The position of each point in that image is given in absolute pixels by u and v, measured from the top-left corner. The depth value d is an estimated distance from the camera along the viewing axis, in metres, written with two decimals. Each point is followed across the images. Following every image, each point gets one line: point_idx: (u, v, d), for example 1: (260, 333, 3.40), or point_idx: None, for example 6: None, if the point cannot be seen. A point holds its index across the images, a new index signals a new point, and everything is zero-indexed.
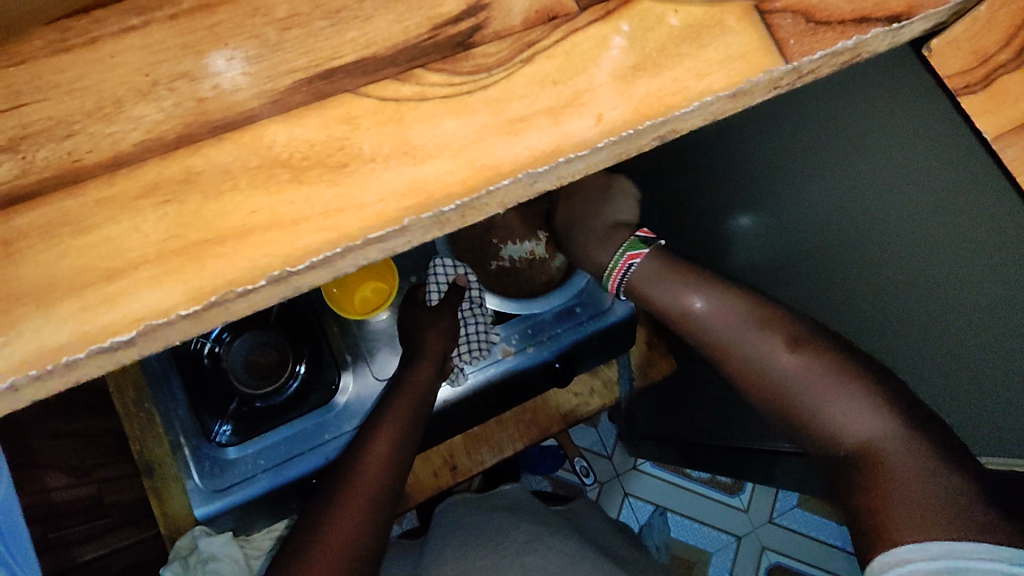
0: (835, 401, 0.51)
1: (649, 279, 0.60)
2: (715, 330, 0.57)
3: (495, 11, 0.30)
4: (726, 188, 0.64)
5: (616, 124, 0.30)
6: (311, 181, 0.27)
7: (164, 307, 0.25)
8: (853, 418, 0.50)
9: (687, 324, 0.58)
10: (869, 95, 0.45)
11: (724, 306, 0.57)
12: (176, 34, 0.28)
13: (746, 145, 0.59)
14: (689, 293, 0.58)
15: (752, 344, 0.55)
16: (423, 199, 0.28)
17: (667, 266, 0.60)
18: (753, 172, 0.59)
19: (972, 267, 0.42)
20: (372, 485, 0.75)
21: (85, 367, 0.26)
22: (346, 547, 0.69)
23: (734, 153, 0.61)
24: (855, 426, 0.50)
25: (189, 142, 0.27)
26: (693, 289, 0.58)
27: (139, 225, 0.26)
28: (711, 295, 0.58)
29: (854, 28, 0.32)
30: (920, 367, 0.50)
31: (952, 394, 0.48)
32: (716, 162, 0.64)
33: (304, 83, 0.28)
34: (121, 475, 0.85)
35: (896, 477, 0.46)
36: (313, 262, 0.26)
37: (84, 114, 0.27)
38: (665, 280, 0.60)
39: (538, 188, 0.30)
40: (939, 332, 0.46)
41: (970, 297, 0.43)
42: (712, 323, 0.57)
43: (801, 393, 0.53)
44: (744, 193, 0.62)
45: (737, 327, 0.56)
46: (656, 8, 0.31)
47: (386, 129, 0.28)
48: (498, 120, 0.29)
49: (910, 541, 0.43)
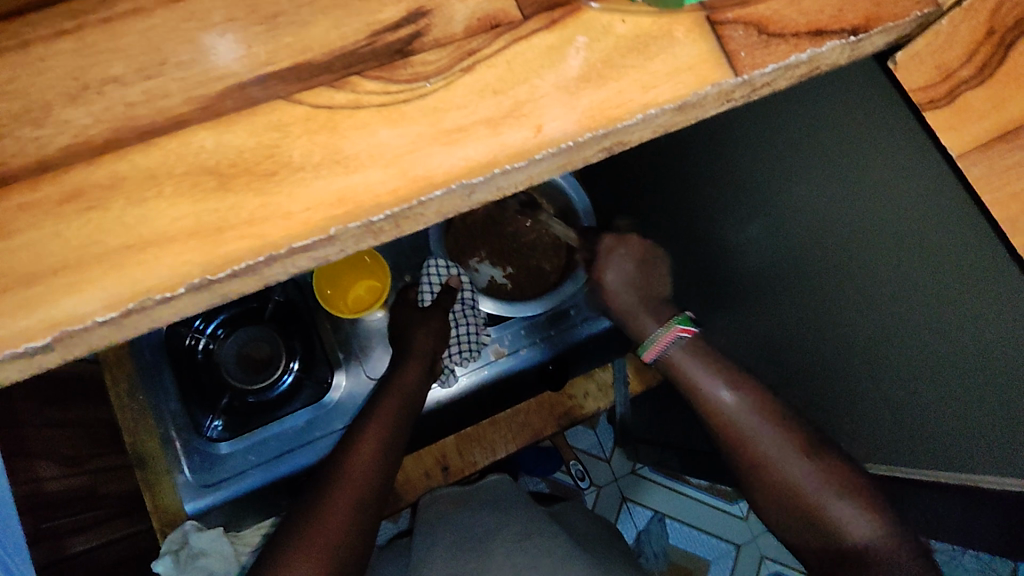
0: (839, 503, 0.54)
1: (684, 362, 0.63)
2: (734, 421, 0.60)
3: (437, 18, 0.30)
4: (724, 199, 0.64)
5: (556, 136, 0.29)
6: (238, 189, 0.27)
7: (79, 314, 0.25)
8: (855, 518, 0.53)
9: (715, 411, 0.61)
10: (839, 105, 0.44)
11: (747, 403, 0.60)
12: (108, 37, 0.28)
13: (743, 153, 0.58)
14: (720, 385, 0.61)
15: (770, 443, 0.58)
16: (352, 208, 0.27)
17: (704, 355, 0.64)
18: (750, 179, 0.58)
19: (947, 297, 0.40)
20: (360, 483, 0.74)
21: (5, 371, 0.25)
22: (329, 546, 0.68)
23: (733, 160, 0.61)
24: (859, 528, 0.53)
25: (116, 148, 0.27)
26: (719, 378, 0.61)
27: (60, 231, 0.26)
28: (737, 388, 0.61)
29: (808, 40, 0.31)
30: (897, 400, 0.48)
31: (931, 418, 0.45)
32: (717, 169, 0.64)
33: (235, 89, 0.28)
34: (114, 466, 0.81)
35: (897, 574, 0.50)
36: (235, 270, 0.26)
37: (11, 118, 0.27)
38: (696, 365, 0.63)
39: (477, 199, 0.30)
40: (919, 361, 0.44)
41: (946, 329, 0.41)
42: (735, 416, 0.60)
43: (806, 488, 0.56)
44: (745, 205, 0.60)
45: (754, 423, 0.59)
46: (603, 17, 0.30)
47: (317, 137, 0.28)
48: (434, 129, 0.29)
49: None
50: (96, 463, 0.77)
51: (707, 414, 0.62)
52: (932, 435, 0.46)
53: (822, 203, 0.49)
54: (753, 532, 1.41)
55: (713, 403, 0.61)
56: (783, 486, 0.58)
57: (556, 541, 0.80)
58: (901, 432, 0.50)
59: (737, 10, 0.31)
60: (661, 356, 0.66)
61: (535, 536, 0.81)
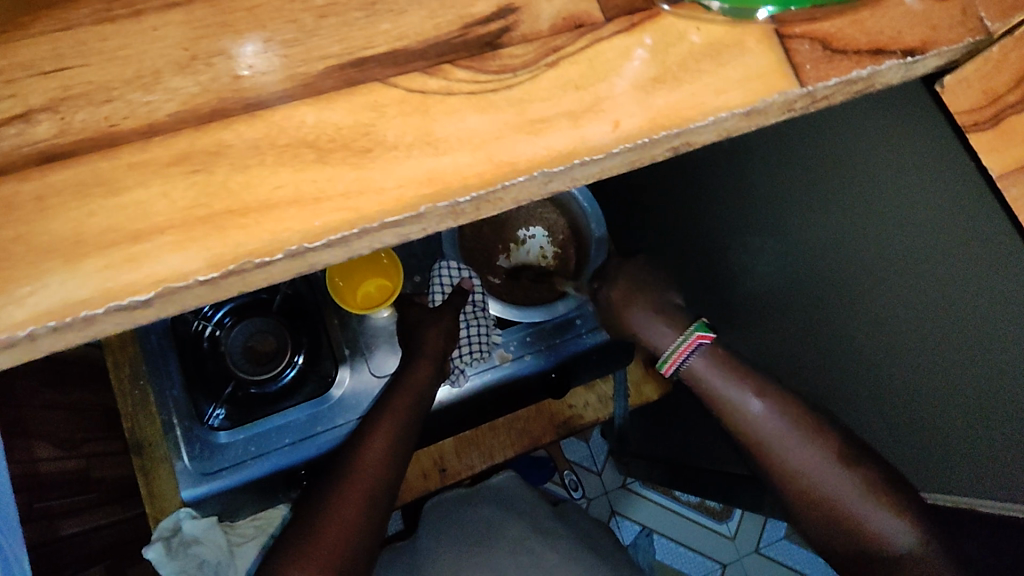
0: (876, 513, 0.53)
1: (708, 373, 0.58)
2: (767, 434, 0.56)
3: (525, 15, 0.31)
4: (737, 213, 0.68)
5: (633, 132, 0.31)
6: (336, 162, 0.28)
7: (182, 272, 0.26)
8: (888, 525, 0.52)
9: (743, 425, 0.57)
10: (873, 130, 0.46)
11: (778, 412, 0.56)
12: (216, 12, 0.29)
13: (762, 168, 0.62)
14: (748, 394, 0.57)
15: (803, 455, 0.55)
16: (441, 188, 0.29)
17: (727, 363, 0.58)
18: (768, 196, 0.61)
19: (981, 320, 0.42)
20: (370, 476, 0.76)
21: (102, 323, 0.26)
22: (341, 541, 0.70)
23: (751, 175, 0.64)
24: (892, 532, 0.52)
25: (221, 117, 0.28)
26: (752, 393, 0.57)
27: (167, 191, 0.27)
28: (767, 397, 0.57)
29: (869, 58, 0.33)
30: (923, 413, 0.50)
31: (948, 426, 0.48)
32: (735, 181, 0.67)
33: (336, 69, 0.29)
34: (107, 451, 0.85)
35: None
36: (331, 240, 0.27)
37: (123, 82, 0.28)
38: (723, 377, 0.58)
39: (551, 188, 0.31)
40: (949, 380, 0.46)
41: (979, 350, 0.42)
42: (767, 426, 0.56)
43: (841, 499, 0.54)
44: (762, 221, 0.64)
45: (787, 435, 0.56)
46: (678, 24, 0.32)
47: (411, 119, 0.29)
48: (520, 119, 0.30)
49: None
50: (88, 447, 0.80)
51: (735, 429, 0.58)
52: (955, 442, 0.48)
53: (855, 226, 0.50)
54: (739, 553, 1.42)
55: (744, 417, 0.57)
56: (822, 504, 0.55)
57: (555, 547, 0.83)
58: (915, 433, 0.52)
59: (806, 26, 0.33)
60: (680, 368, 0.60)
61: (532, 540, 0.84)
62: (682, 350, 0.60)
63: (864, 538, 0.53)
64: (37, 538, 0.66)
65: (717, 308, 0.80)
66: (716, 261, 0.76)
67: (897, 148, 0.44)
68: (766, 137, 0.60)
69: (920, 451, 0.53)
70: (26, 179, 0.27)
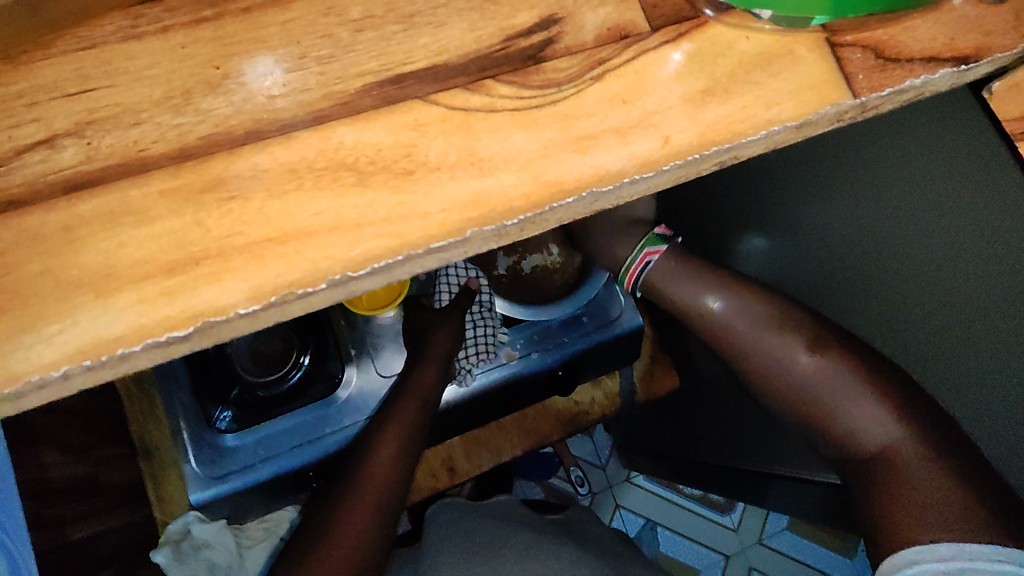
0: (851, 400, 0.53)
1: (665, 280, 0.63)
2: (728, 328, 0.59)
3: (568, 26, 0.30)
4: (741, 212, 0.67)
5: (683, 147, 0.29)
6: (376, 186, 0.27)
7: (221, 305, 0.25)
8: (868, 424, 0.52)
9: (705, 323, 0.60)
10: (914, 128, 0.45)
11: (738, 307, 0.59)
12: (247, 27, 0.28)
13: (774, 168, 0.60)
14: (707, 293, 0.60)
15: (769, 347, 0.57)
16: (487, 211, 0.27)
17: (690, 267, 0.62)
18: (776, 196, 0.60)
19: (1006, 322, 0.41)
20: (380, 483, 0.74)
21: (137, 359, 0.25)
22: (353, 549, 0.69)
23: (760, 174, 0.62)
24: (871, 431, 0.52)
25: (256, 139, 0.27)
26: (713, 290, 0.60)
27: (202, 219, 0.26)
28: (727, 295, 0.60)
29: (922, 67, 0.32)
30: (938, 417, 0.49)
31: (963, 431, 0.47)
32: (742, 178, 0.65)
33: (374, 86, 0.28)
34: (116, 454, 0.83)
35: (909, 483, 0.47)
36: (374, 268, 0.26)
37: (151, 103, 0.26)
38: (683, 280, 0.62)
39: (597, 207, 0.30)
40: (975, 382, 0.44)
41: (999, 354, 0.42)
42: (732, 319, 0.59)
43: (813, 391, 0.55)
44: (769, 220, 0.62)
45: (752, 327, 0.58)
46: (728, 34, 0.31)
47: (454, 138, 0.28)
48: (566, 135, 0.29)
49: (932, 543, 0.44)
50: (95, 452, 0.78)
51: (702, 329, 0.61)
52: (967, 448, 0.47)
53: (867, 227, 0.49)
54: (742, 544, 1.42)
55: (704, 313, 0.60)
56: (793, 390, 0.56)
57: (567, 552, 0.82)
58: None
59: (857, 33, 0.32)
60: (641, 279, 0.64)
61: (542, 546, 0.83)
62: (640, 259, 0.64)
63: (841, 436, 0.53)
64: (47, 546, 0.63)
65: None
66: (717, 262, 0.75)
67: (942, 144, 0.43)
68: None
69: None
70: (52, 210, 0.25)
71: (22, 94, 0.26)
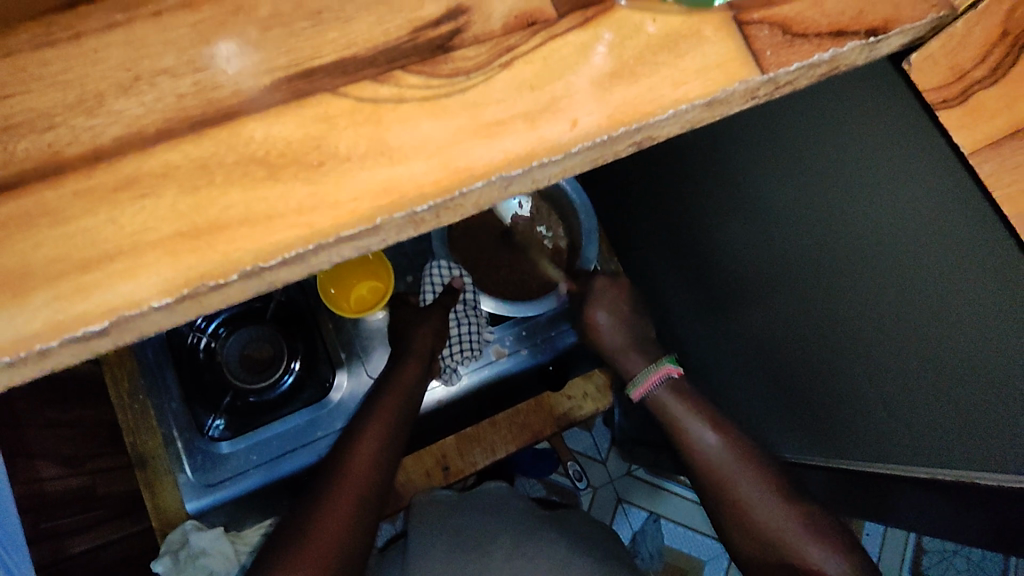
0: (812, 545, 0.58)
1: (668, 401, 0.71)
2: (714, 461, 0.66)
3: (476, 16, 0.31)
4: (714, 200, 0.69)
5: (590, 130, 0.30)
6: (288, 178, 0.28)
7: (135, 299, 0.26)
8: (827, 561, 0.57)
9: (696, 450, 0.67)
10: (842, 115, 0.46)
11: (726, 444, 0.66)
12: (158, 30, 0.28)
13: (738, 151, 0.62)
14: (701, 425, 0.68)
15: (745, 482, 0.64)
16: (397, 198, 0.28)
17: (687, 399, 0.71)
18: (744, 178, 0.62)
19: (962, 321, 0.41)
20: (362, 480, 0.72)
21: (58, 355, 0.26)
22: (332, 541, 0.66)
23: (727, 159, 0.65)
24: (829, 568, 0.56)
25: (168, 137, 0.27)
26: (703, 422, 0.68)
27: (116, 217, 0.27)
28: (717, 432, 0.67)
29: (831, 41, 0.32)
30: (888, 389, 0.50)
31: (908, 402, 0.48)
32: (711, 164, 0.68)
33: (283, 82, 0.29)
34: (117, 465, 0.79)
35: None
36: (285, 258, 0.27)
37: (65, 107, 0.27)
38: (682, 406, 0.70)
39: (512, 191, 0.31)
40: (918, 353, 0.46)
41: (958, 349, 0.42)
42: (712, 456, 0.66)
43: (779, 532, 0.60)
44: (739, 206, 0.65)
45: (731, 463, 0.65)
46: (634, 16, 0.31)
47: (363, 129, 0.29)
48: (475, 122, 0.30)
49: None
50: (93, 463, 0.74)
51: (691, 455, 0.68)
52: (934, 424, 0.47)
53: (845, 217, 0.49)
54: None
55: (698, 443, 0.67)
56: (766, 533, 0.61)
57: (551, 549, 0.82)
58: (873, 409, 0.53)
59: (763, 11, 0.33)
60: (648, 395, 0.73)
61: (525, 544, 0.82)
62: (651, 378, 0.73)
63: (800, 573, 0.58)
64: (52, 558, 0.61)
65: (696, 302, 0.81)
66: (692, 252, 0.78)
67: (865, 129, 0.44)
68: (744, 124, 0.60)
69: (874, 433, 0.54)
70: None
71: None
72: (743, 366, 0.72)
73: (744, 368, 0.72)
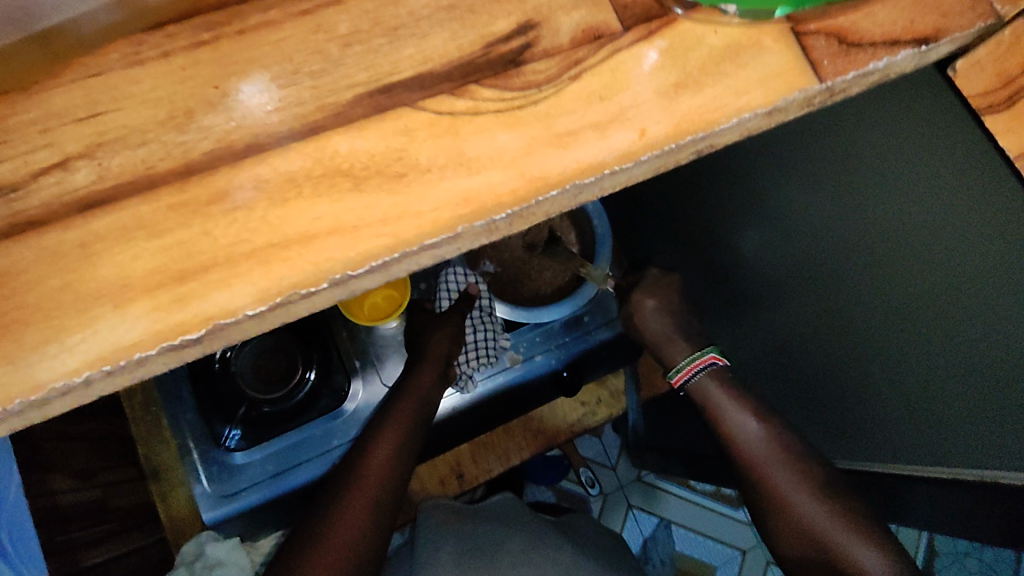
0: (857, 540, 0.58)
1: (711, 389, 0.70)
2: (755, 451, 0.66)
3: (545, 30, 0.31)
4: (743, 203, 0.70)
5: (659, 138, 0.31)
6: (372, 189, 0.29)
7: (231, 307, 0.27)
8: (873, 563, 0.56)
9: (738, 440, 0.67)
10: (880, 120, 0.48)
11: (769, 436, 0.66)
12: (242, 48, 0.29)
13: (770, 156, 0.63)
14: (747, 414, 0.68)
15: (788, 475, 0.64)
16: (476, 208, 0.29)
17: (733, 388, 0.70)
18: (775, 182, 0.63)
19: (996, 325, 0.42)
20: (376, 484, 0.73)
21: (152, 363, 0.27)
22: (349, 547, 0.68)
23: (757, 164, 0.66)
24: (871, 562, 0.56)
25: (255, 152, 0.28)
26: (749, 412, 0.68)
27: (209, 229, 0.27)
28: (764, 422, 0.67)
29: (885, 50, 0.34)
30: (916, 386, 0.51)
31: (935, 399, 0.49)
32: (741, 169, 0.69)
33: (364, 96, 0.29)
34: (127, 478, 0.82)
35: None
36: (371, 267, 0.28)
37: (156, 124, 0.28)
38: (725, 395, 0.69)
39: (581, 199, 0.32)
40: (948, 349, 0.47)
41: (990, 352, 0.43)
42: (757, 447, 0.66)
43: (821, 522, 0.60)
44: (766, 211, 0.66)
45: (772, 457, 0.65)
46: (696, 28, 0.32)
47: (442, 141, 0.30)
48: (548, 133, 0.30)
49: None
50: (104, 476, 0.77)
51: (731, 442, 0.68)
52: (962, 419, 0.48)
53: (877, 219, 0.50)
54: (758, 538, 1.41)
55: (740, 432, 0.67)
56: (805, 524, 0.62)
57: (560, 555, 0.82)
58: (901, 405, 0.54)
59: (819, 22, 0.34)
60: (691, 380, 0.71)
61: (535, 549, 0.83)
62: (695, 365, 0.72)
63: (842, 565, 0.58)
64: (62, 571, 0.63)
65: (721, 303, 0.82)
66: (716, 254, 0.79)
67: (903, 133, 0.45)
68: (777, 132, 0.62)
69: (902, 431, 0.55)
70: (69, 228, 0.27)
71: (35, 122, 0.28)
72: (769, 367, 0.74)
73: (769, 366, 0.73)
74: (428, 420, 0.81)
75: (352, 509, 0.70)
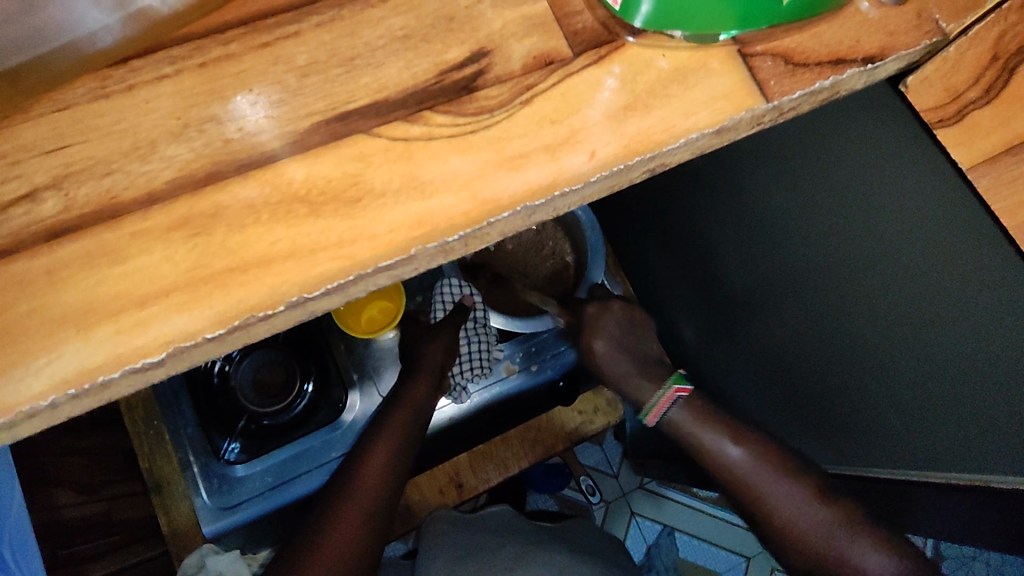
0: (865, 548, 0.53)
1: (686, 422, 0.64)
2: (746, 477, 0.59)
3: (497, 57, 0.33)
4: (723, 214, 0.70)
5: (608, 159, 0.32)
6: (328, 214, 0.30)
7: (190, 331, 0.28)
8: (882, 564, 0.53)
9: (719, 465, 0.61)
10: (846, 133, 0.48)
11: (756, 455, 0.60)
12: (204, 80, 0.31)
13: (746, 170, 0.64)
14: (725, 439, 0.61)
15: (784, 491, 0.58)
16: (429, 230, 0.30)
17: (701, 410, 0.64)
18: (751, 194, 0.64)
19: (962, 335, 0.43)
20: (370, 492, 0.74)
21: (117, 385, 0.28)
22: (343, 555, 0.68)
23: (733, 178, 0.66)
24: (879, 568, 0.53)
25: (216, 180, 0.30)
26: (727, 436, 0.61)
27: (170, 255, 0.29)
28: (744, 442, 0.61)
29: (831, 69, 0.34)
30: (895, 395, 0.51)
31: (913, 408, 0.49)
32: (718, 181, 0.69)
33: (322, 124, 0.31)
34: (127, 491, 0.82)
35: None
36: (328, 288, 0.29)
37: (120, 154, 0.29)
38: (701, 424, 0.63)
39: (535, 219, 0.33)
40: (920, 359, 0.47)
41: (957, 362, 0.44)
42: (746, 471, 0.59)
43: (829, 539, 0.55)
44: (747, 222, 0.66)
45: (765, 476, 0.59)
46: (645, 52, 0.34)
47: (397, 166, 0.31)
48: (499, 156, 0.32)
49: None
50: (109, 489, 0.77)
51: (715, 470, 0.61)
52: (937, 428, 0.48)
53: (851, 230, 0.50)
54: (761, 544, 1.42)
55: (722, 461, 0.61)
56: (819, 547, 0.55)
57: (554, 559, 0.82)
58: (881, 414, 0.54)
59: (766, 43, 0.35)
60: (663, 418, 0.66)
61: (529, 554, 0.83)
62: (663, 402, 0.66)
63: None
64: None
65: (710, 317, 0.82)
66: (702, 264, 0.79)
67: (868, 146, 0.46)
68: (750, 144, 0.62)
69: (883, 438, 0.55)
70: (37, 256, 0.28)
71: (6, 155, 0.29)
72: (757, 377, 0.74)
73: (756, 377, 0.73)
74: (421, 431, 0.82)
75: (344, 518, 0.71)
